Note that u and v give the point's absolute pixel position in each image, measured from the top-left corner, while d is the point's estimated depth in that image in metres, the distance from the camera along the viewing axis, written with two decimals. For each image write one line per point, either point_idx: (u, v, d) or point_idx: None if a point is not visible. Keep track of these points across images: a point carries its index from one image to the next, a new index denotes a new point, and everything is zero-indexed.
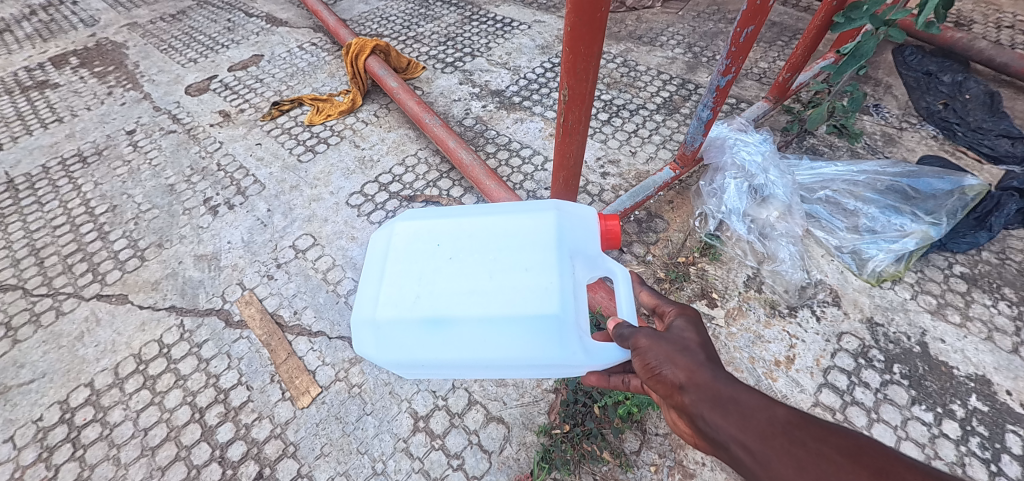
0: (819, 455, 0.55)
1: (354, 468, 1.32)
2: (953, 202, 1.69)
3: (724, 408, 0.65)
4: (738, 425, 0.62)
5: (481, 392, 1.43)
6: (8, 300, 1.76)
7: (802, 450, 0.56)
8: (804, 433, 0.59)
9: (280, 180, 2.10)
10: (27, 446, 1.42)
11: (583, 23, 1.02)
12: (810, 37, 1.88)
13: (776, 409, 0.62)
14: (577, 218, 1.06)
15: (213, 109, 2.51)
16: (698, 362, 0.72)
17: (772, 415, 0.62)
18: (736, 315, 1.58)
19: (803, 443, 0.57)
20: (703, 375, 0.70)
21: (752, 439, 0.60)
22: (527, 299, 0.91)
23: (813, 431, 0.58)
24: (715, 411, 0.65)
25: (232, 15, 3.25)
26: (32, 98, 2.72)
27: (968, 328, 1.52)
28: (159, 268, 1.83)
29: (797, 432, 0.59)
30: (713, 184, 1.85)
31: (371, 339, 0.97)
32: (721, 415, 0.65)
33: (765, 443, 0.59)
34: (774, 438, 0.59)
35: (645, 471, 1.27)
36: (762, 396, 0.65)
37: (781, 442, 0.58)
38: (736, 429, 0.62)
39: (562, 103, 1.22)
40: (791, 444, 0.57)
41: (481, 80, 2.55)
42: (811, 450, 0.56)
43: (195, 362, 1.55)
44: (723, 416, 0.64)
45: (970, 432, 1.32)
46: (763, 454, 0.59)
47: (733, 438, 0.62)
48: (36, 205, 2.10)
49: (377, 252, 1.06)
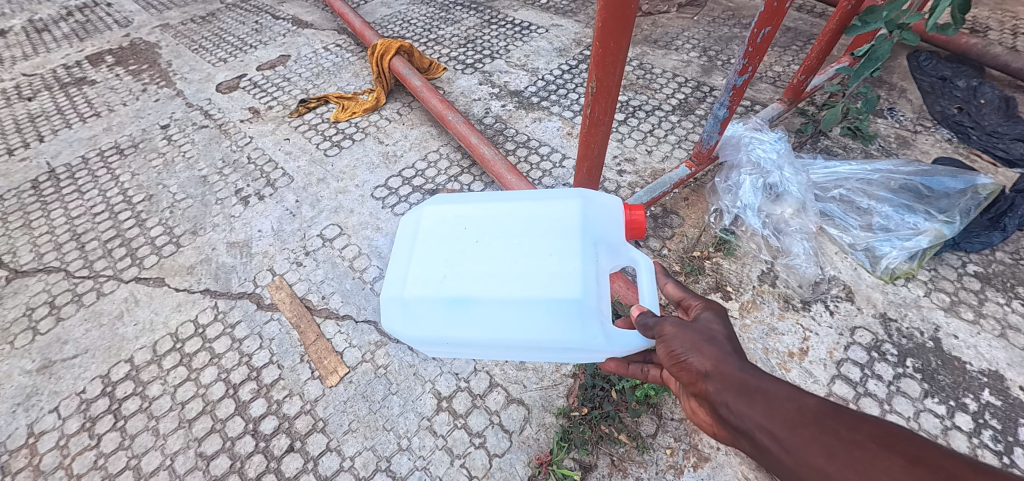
0: (850, 442, 0.57)
1: (380, 444, 1.38)
2: (967, 201, 1.73)
3: (751, 397, 0.68)
4: (764, 413, 0.65)
5: (503, 375, 1.48)
6: (51, 281, 1.86)
7: (833, 438, 0.58)
8: (836, 422, 0.60)
9: (308, 173, 2.19)
10: (71, 417, 1.49)
11: (613, 19, 1.08)
12: (825, 41, 1.94)
13: (805, 399, 0.64)
14: (602, 207, 1.09)
15: (243, 106, 2.61)
16: (724, 352, 0.75)
17: (802, 405, 0.64)
18: (750, 307, 1.62)
19: (835, 432, 0.59)
20: (729, 366, 0.72)
21: (779, 426, 0.63)
22: (550, 283, 0.94)
23: (844, 419, 0.60)
24: (741, 400, 0.68)
25: (260, 17, 3.38)
26: (71, 94, 2.85)
27: (981, 326, 1.54)
28: (194, 253, 1.91)
29: (826, 419, 0.61)
30: (728, 181, 1.90)
31: (398, 315, 1.01)
32: (747, 403, 0.67)
33: (793, 431, 0.61)
34: (804, 428, 0.61)
35: (661, 453, 1.31)
36: (788, 387, 0.67)
37: (811, 431, 0.60)
38: (761, 417, 0.65)
39: (589, 95, 1.28)
40: (821, 433, 0.59)
41: (500, 81, 2.63)
42: (843, 438, 0.58)
43: (229, 341, 1.63)
44: (749, 404, 0.67)
45: (983, 425, 1.35)
46: (791, 441, 0.61)
47: (760, 426, 0.65)
48: (76, 194, 2.21)
49: (405, 234, 1.10)
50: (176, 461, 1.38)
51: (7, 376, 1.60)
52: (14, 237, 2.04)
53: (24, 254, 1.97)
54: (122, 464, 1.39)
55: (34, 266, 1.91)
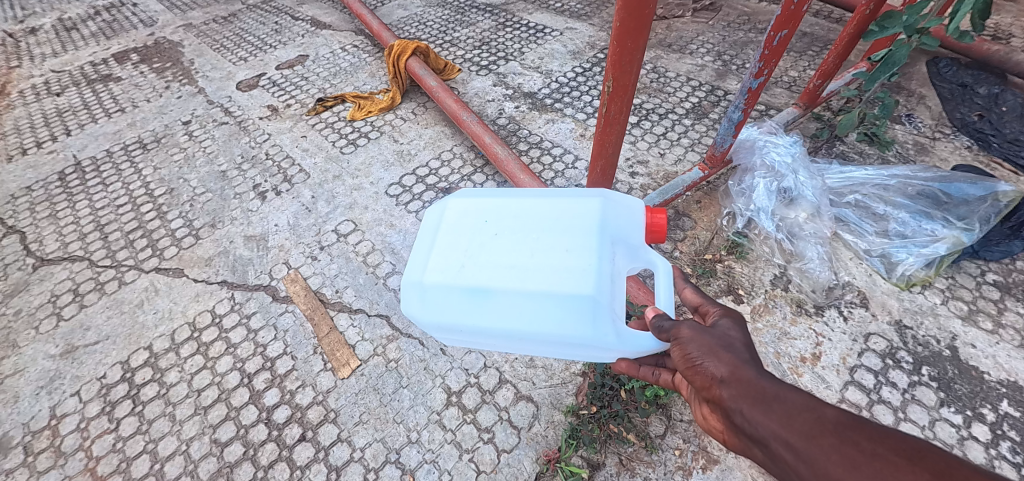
0: (871, 454, 0.54)
1: (390, 436, 1.39)
2: (986, 208, 1.68)
3: (767, 405, 0.65)
4: (779, 421, 0.63)
5: (512, 372, 1.50)
6: (75, 270, 1.91)
7: (852, 449, 0.55)
8: (857, 433, 0.57)
9: (324, 170, 2.23)
10: (92, 400, 1.54)
11: (630, 18, 1.09)
12: (843, 45, 1.93)
13: (824, 409, 0.61)
14: (623, 208, 1.07)
15: (262, 104, 2.67)
16: (741, 359, 0.73)
17: (821, 415, 0.61)
18: (762, 311, 1.61)
19: (856, 443, 0.56)
20: (747, 372, 0.70)
21: (794, 435, 0.60)
22: (564, 279, 0.94)
23: (866, 431, 0.57)
24: (756, 407, 0.66)
25: (280, 18, 3.45)
26: (98, 90, 2.93)
27: (1000, 335, 1.51)
28: (212, 246, 1.96)
29: (846, 430, 0.57)
30: (742, 184, 1.89)
31: (417, 301, 1.02)
32: (762, 411, 0.65)
33: (809, 441, 0.58)
34: (822, 437, 0.58)
35: (670, 454, 1.30)
36: (807, 396, 0.64)
37: (828, 441, 0.57)
38: (777, 425, 0.63)
39: (606, 93, 1.29)
40: (841, 443, 0.56)
41: (514, 82, 2.65)
42: (864, 450, 0.54)
43: (245, 332, 1.66)
44: (765, 412, 0.65)
45: (1001, 437, 1.32)
46: (807, 451, 0.58)
47: (775, 435, 0.62)
48: (101, 186, 2.27)
49: (430, 224, 1.12)
50: (191, 447, 1.41)
51: (32, 360, 1.65)
52: (40, 226, 2.11)
53: (50, 242, 2.03)
54: (139, 449, 1.42)
55: (60, 255, 1.97)
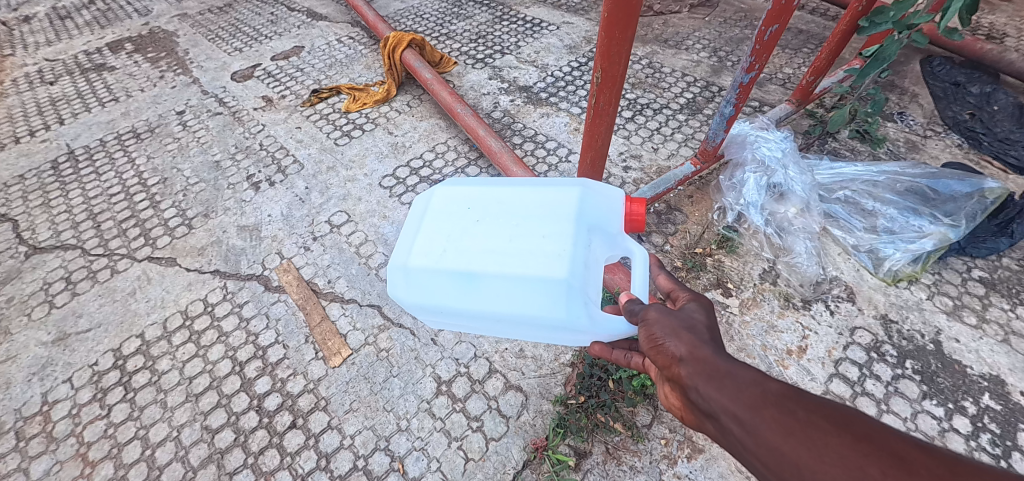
0: (807, 423, 0.55)
1: (380, 424, 1.41)
2: (973, 205, 1.71)
3: (719, 382, 0.65)
4: (729, 396, 0.63)
5: (501, 362, 1.51)
6: (68, 258, 1.91)
7: (791, 419, 0.56)
8: (796, 404, 0.58)
9: (318, 161, 2.23)
10: (83, 387, 1.54)
11: (618, 10, 1.10)
12: (836, 42, 1.93)
13: (769, 383, 0.62)
14: (602, 198, 1.08)
15: (256, 95, 2.66)
16: (701, 339, 0.74)
17: (765, 388, 0.62)
18: (751, 305, 1.63)
19: (793, 413, 0.57)
20: (704, 351, 0.71)
21: (741, 408, 0.61)
22: (540, 263, 0.94)
23: (805, 402, 0.58)
24: (709, 384, 0.66)
25: (276, 9, 3.43)
26: (91, 79, 2.92)
27: (984, 330, 1.54)
28: (205, 235, 1.96)
29: (787, 402, 0.59)
30: (733, 179, 1.91)
31: (403, 283, 1.04)
32: (715, 387, 0.65)
33: (754, 412, 0.59)
34: (764, 409, 0.59)
35: (656, 443, 1.32)
36: (755, 371, 0.65)
37: (770, 412, 0.58)
38: (726, 400, 0.63)
39: (594, 84, 1.30)
40: (780, 414, 0.57)
41: (510, 76, 2.65)
42: (801, 419, 0.55)
43: (237, 320, 1.67)
44: (718, 388, 0.65)
45: (981, 429, 1.34)
46: (752, 422, 0.59)
47: (725, 409, 0.63)
48: (94, 175, 2.27)
49: (418, 211, 1.13)
50: (183, 433, 1.43)
51: (24, 347, 1.66)
52: (33, 214, 2.11)
53: (43, 230, 2.03)
54: (131, 434, 1.43)
55: (52, 243, 1.97)
